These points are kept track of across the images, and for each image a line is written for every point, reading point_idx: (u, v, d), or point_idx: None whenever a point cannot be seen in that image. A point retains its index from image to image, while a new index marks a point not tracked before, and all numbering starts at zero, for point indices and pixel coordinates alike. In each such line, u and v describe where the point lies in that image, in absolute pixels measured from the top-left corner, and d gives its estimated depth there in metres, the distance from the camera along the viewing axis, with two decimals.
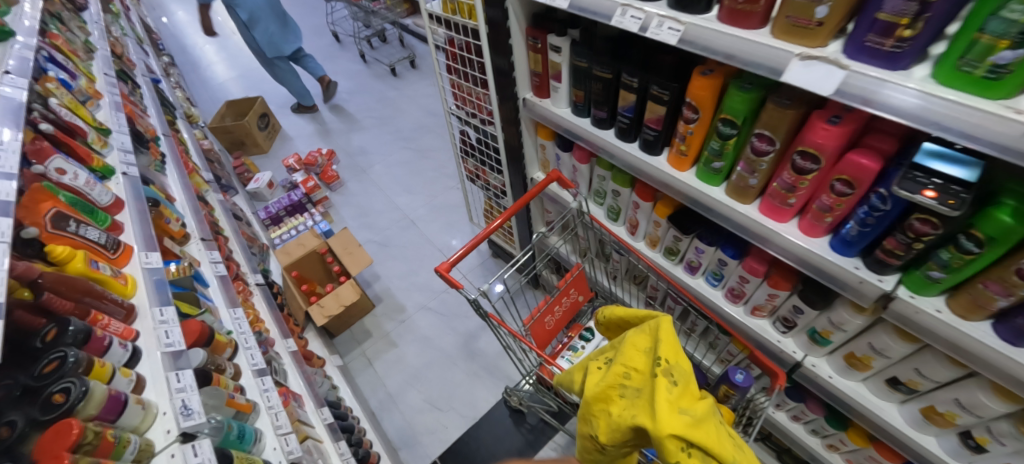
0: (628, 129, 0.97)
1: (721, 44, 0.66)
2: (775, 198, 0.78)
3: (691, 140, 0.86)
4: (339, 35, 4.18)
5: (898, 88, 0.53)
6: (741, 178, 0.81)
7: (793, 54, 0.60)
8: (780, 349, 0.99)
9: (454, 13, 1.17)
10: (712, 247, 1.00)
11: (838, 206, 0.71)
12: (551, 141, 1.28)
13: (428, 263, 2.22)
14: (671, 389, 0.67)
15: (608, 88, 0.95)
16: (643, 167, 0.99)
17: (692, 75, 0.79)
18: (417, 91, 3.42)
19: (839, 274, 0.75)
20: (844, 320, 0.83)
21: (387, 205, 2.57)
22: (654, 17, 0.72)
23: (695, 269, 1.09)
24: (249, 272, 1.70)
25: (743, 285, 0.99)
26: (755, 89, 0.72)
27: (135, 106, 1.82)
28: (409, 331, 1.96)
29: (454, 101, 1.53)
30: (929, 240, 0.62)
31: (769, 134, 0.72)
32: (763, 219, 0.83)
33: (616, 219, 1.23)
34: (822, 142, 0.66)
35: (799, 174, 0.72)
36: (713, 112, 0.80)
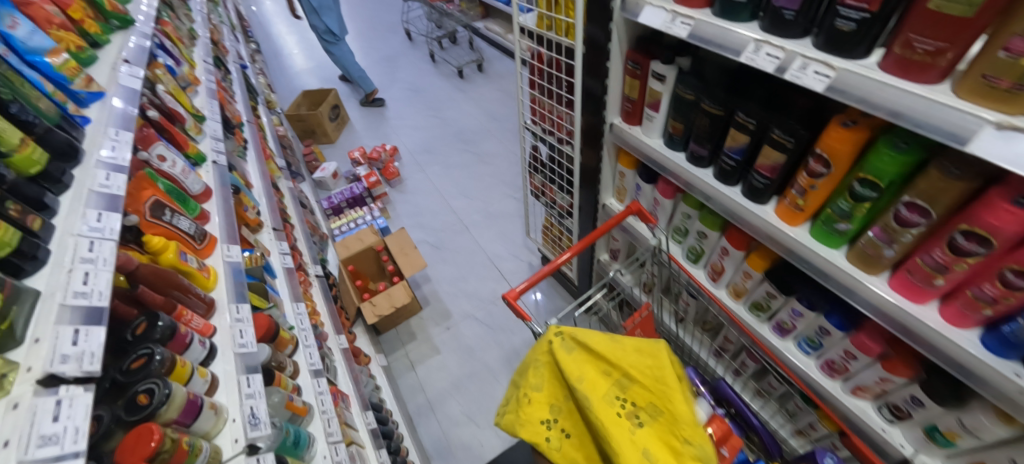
0: (733, 171, 0.88)
1: (884, 98, 0.57)
2: (916, 276, 0.68)
3: (813, 196, 0.76)
4: (412, 34, 4.28)
5: None
6: (873, 247, 0.71)
7: (987, 120, 0.50)
8: (884, 439, 0.87)
9: (548, 29, 1.12)
10: (812, 312, 0.90)
11: (1006, 300, 0.59)
12: (632, 170, 1.21)
13: (479, 271, 2.20)
14: (636, 432, 0.69)
15: (715, 125, 0.87)
16: (744, 214, 0.90)
17: (828, 125, 0.70)
18: (483, 95, 3.43)
19: (992, 378, 0.63)
20: (981, 425, 0.70)
21: (444, 207, 2.57)
22: (797, 58, 0.64)
23: (786, 332, 0.98)
24: (310, 262, 1.71)
25: (846, 361, 0.88)
26: (912, 150, 0.62)
27: (225, 92, 1.91)
28: (455, 339, 1.94)
29: (531, 116, 1.48)
30: None
31: (924, 205, 0.62)
32: (895, 297, 0.72)
33: (696, 261, 1.14)
34: (997, 225, 0.55)
35: (956, 255, 0.61)
36: (848, 169, 0.70)
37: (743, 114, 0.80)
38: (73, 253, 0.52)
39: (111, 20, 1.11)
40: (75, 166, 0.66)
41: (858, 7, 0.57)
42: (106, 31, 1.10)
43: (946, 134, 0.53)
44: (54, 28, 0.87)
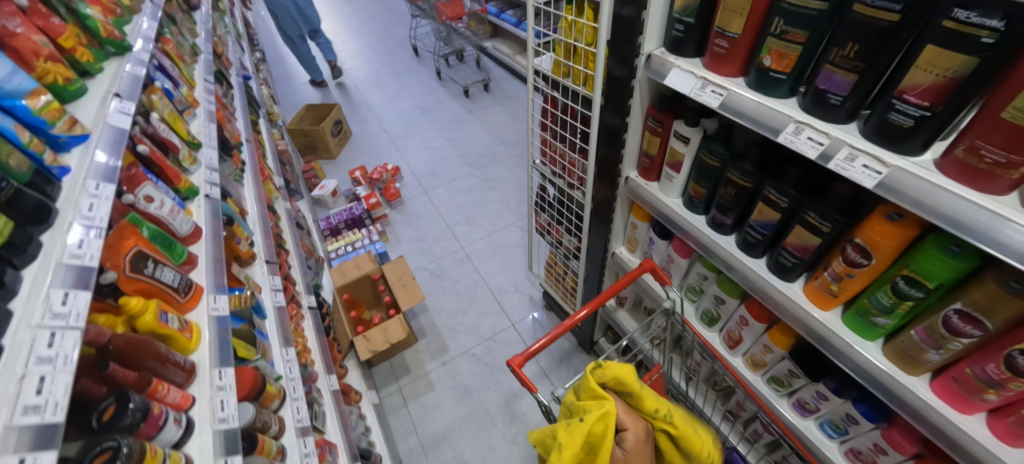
0: (759, 244, 0.83)
1: (945, 206, 0.51)
2: (965, 386, 0.62)
3: (849, 284, 0.71)
4: (419, 49, 4.26)
5: None
6: (917, 348, 0.66)
7: None
8: None
9: (565, 76, 1.05)
10: (840, 398, 0.84)
11: None
12: (646, 223, 1.16)
13: (479, 304, 2.13)
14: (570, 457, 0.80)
15: (743, 195, 0.82)
16: (768, 290, 0.84)
17: (871, 215, 0.64)
18: (489, 117, 3.39)
19: None
20: None
21: (445, 233, 2.51)
22: (843, 147, 0.59)
23: (808, 412, 0.92)
24: (303, 291, 1.62)
25: (875, 454, 0.82)
26: (968, 255, 0.56)
27: (226, 110, 1.85)
28: (450, 376, 1.87)
29: (541, 156, 1.42)
30: None
31: (978, 316, 0.57)
32: (940, 405, 0.66)
33: (711, 325, 1.08)
34: None
35: (1013, 372, 0.56)
36: (892, 262, 0.65)
37: (775, 190, 0.75)
38: (28, 353, 0.47)
39: (105, 46, 1.06)
40: (46, 229, 0.60)
41: (918, 103, 0.52)
42: (99, 58, 1.04)
43: (1021, 257, 0.46)
44: (42, 60, 0.82)
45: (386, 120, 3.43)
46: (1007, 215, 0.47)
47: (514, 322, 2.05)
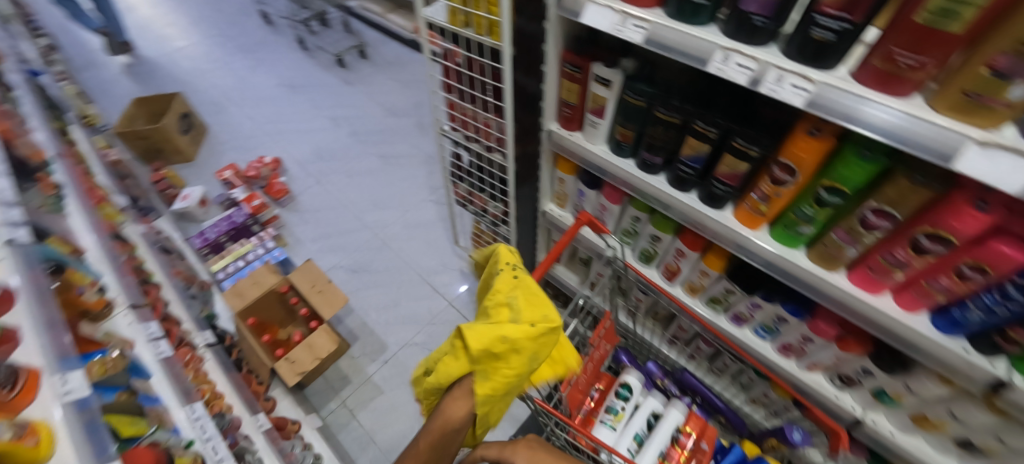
0: (690, 179, 0.85)
1: (832, 98, 0.56)
2: (876, 271, 0.71)
3: (777, 202, 0.76)
4: (269, 17, 3.67)
5: (878, 106, 0.54)
6: (836, 247, 0.73)
7: (970, 137, 0.49)
8: (838, 405, 0.95)
9: (465, 26, 0.96)
10: (771, 303, 0.92)
11: (959, 290, 0.63)
12: (573, 176, 1.15)
13: (410, 291, 2.05)
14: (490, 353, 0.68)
15: (672, 133, 0.82)
16: (703, 220, 0.88)
17: (793, 133, 0.68)
18: (374, 87, 3.09)
19: (943, 355, 0.69)
20: (926, 389, 0.79)
21: (354, 224, 2.32)
22: (772, 69, 0.60)
23: (743, 321, 1.02)
24: (194, 330, 1.38)
25: (803, 344, 0.93)
26: (878, 158, 0.61)
27: (16, 119, 1.39)
28: (397, 372, 1.80)
29: (448, 121, 1.32)
30: (930, 259, 0.64)
31: (890, 210, 0.64)
32: (856, 289, 0.75)
33: (649, 262, 1.13)
34: (959, 227, 0.57)
35: (919, 253, 0.64)
36: (814, 175, 0.69)
37: (703, 122, 0.76)
38: None
39: None
40: None
41: (840, 16, 0.53)
42: None
43: (876, 131, 0.55)
44: None
45: (251, 106, 2.97)
46: (865, 95, 0.55)
47: (450, 301, 2.02)
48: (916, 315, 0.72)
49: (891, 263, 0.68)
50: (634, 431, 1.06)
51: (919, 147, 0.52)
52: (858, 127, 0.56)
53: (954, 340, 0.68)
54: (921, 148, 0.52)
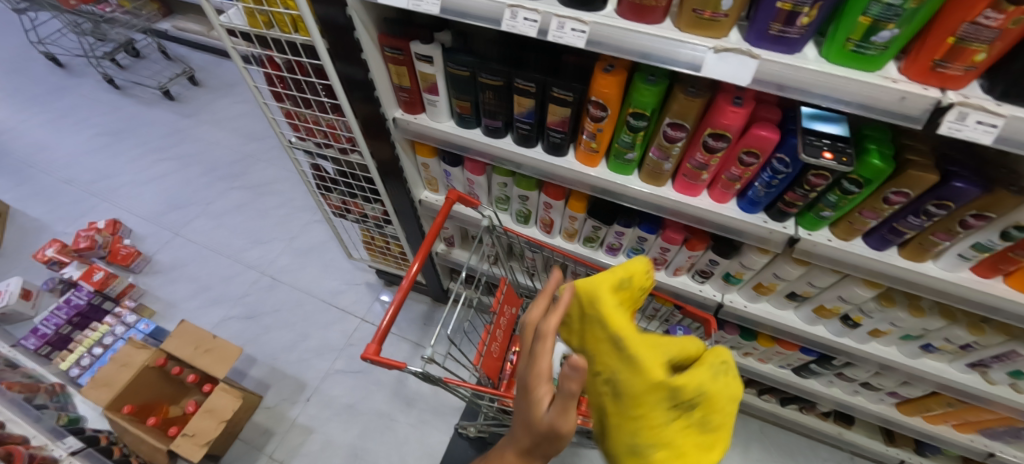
0: (529, 134, 0.91)
1: (635, 41, 0.62)
2: (688, 176, 0.83)
3: (602, 137, 0.84)
4: (59, 57, 3.07)
5: (687, 46, 0.60)
6: (655, 164, 0.83)
7: (707, 48, 0.59)
8: (703, 296, 1.11)
9: (269, 27, 0.90)
10: (630, 228, 1.04)
11: (746, 174, 0.77)
12: (434, 158, 1.17)
13: (315, 319, 1.93)
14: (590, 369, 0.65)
15: (500, 95, 0.86)
16: (550, 169, 0.95)
17: (593, 73, 0.75)
18: (218, 115, 2.76)
19: (751, 230, 0.84)
20: (753, 261, 0.95)
21: (234, 267, 2.10)
22: (553, 19, 0.65)
23: (616, 250, 1.13)
24: (50, 444, 1.21)
25: (663, 254, 1.06)
26: (661, 80, 0.71)
27: None
28: (324, 405, 1.72)
29: (294, 133, 1.25)
30: (721, 153, 0.76)
31: (681, 122, 0.74)
32: (681, 196, 0.87)
33: (526, 221, 1.20)
34: (728, 123, 0.69)
35: (711, 153, 0.76)
36: (620, 107, 0.78)
37: (521, 80, 0.81)
38: None
39: None
40: None
41: None
42: None
43: (677, 63, 0.61)
44: None
45: (65, 168, 2.50)
46: (647, 31, 0.61)
47: (363, 317, 1.94)
48: (727, 204, 0.86)
49: (697, 166, 0.80)
50: None
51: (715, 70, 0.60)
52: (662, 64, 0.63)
53: (754, 216, 0.83)
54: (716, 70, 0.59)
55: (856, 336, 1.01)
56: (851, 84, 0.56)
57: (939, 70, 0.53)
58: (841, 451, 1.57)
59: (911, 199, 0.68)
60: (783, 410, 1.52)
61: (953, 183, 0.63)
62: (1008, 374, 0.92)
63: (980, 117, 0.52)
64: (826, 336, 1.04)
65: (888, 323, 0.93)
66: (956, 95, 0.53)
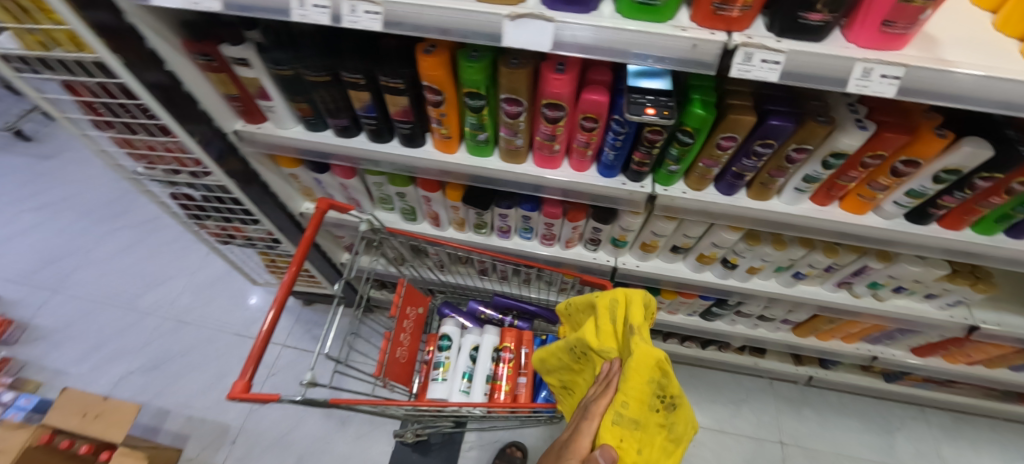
0: (379, 128, 0.85)
1: (430, 17, 0.58)
2: (543, 150, 0.81)
3: (449, 122, 0.80)
4: None
5: (481, 16, 0.56)
6: (508, 142, 0.81)
7: (503, 15, 0.56)
8: (598, 263, 1.12)
9: (47, 48, 0.77)
10: (512, 209, 1.01)
11: (593, 140, 0.76)
12: (301, 168, 1.07)
13: (230, 356, 1.79)
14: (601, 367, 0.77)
15: (333, 91, 0.80)
16: (412, 162, 0.90)
17: (416, 56, 0.70)
18: (85, 151, 2.46)
19: (614, 193, 0.84)
20: (630, 222, 0.96)
21: (128, 317, 1.90)
22: (343, 2, 0.59)
23: (508, 232, 1.10)
24: None
25: (550, 229, 1.05)
26: (484, 55, 0.68)
27: None
28: (254, 443, 1.61)
29: (136, 163, 1.11)
30: (564, 122, 0.74)
31: (515, 96, 0.71)
32: (543, 170, 0.86)
33: (414, 218, 1.14)
34: (557, 92, 0.67)
35: (553, 124, 0.74)
36: (456, 89, 0.74)
37: (348, 72, 0.74)
38: None
39: None
40: None
41: None
42: None
43: (478, 35, 0.58)
44: None
45: None
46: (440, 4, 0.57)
47: (284, 342, 1.83)
48: (588, 171, 0.85)
49: (546, 138, 0.78)
50: (459, 370, 1.09)
51: (516, 39, 0.57)
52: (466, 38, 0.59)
53: (614, 179, 0.83)
54: (516, 39, 0.57)
55: (739, 275, 1.06)
56: (647, 38, 0.55)
57: (721, 14, 0.52)
58: (762, 378, 1.67)
59: (740, 143, 0.70)
60: (705, 353, 1.59)
61: (770, 121, 0.65)
62: (867, 286, 1.00)
63: (763, 56, 0.52)
64: (714, 281, 1.09)
65: (760, 259, 0.98)
66: (740, 36, 0.53)
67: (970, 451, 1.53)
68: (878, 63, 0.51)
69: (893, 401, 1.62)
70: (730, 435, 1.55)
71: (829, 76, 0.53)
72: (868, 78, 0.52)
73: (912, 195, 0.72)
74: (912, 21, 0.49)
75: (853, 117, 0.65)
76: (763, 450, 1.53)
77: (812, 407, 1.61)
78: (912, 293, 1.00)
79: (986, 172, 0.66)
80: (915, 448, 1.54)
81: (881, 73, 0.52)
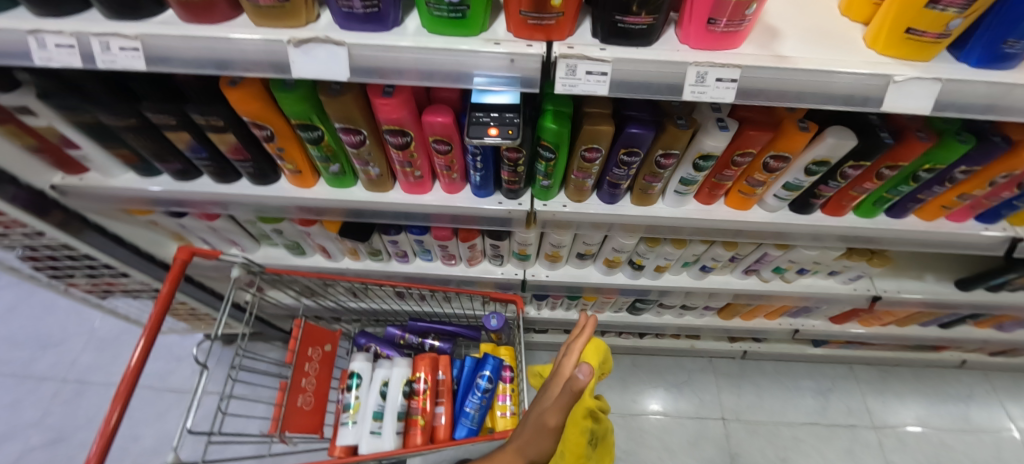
0: (217, 168, 0.74)
1: (202, 48, 0.49)
2: (404, 176, 0.72)
3: (293, 156, 0.70)
4: None
5: (260, 43, 0.48)
6: (364, 172, 0.72)
7: (286, 41, 0.47)
8: (506, 277, 1.05)
9: None
10: (401, 234, 0.93)
11: (453, 163, 0.68)
12: (156, 214, 0.93)
13: (144, 412, 1.50)
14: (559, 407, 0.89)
15: (146, 134, 0.68)
16: (267, 201, 0.80)
17: (223, 89, 0.60)
18: None
19: (493, 213, 0.77)
20: (524, 237, 0.90)
21: (21, 387, 1.53)
22: (92, 38, 0.49)
23: (406, 256, 1.01)
24: None
25: (447, 250, 0.97)
26: (302, 83, 0.58)
27: None
28: None
29: None
30: (415, 147, 0.66)
31: (352, 126, 0.62)
32: (412, 196, 0.77)
33: (302, 251, 1.03)
34: (393, 117, 0.59)
35: (403, 150, 0.66)
36: (285, 121, 0.64)
37: (152, 112, 0.63)
38: None
39: None
40: None
41: None
42: None
43: (264, 65, 0.49)
44: None
45: None
46: (214, 33, 0.48)
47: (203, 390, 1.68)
48: (462, 193, 0.77)
49: (403, 165, 0.69)
50: (369, 411, 0.99)
51: (308, 67, 0.48)
52: (251, 71, 0.51)
53: (488, 199, 0.76)
54: (308, 67, 0.48)
55: (649, 274, 1.02)
56: (457, 56, 0.47)
57: (534, 23, 0.46)
58: (701, 357, 1.68)
59: (605, 153, 0.64)
60: (643, 342, 1.57)
61: (629, 129, 0.60)
62: (773, 271, 0.99)
63: (587, 67, 0.46)
64: (626, 281, 1.05)
65: (664, 258, 0.94)
66: (560, 47, 0.47)
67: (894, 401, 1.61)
68: (711, 67, 0.46)
69: (823, 362, 1.68)
70: (675, 419, 1.55)
71: (661, 84, 0.47)
72: (703, 83, 0.46)
73: (789, 188, 0.70)
74: (733, 18, 0.43)
75: (714, 116, 0.61)
76: (707, 430, 1.53)
77: (750, 381, 1.63)
78: (817, 273, 1.00)
79: (852, 160, 0.63)
80: (846, 405, 1.60)
81: (716, 77, 0.46)
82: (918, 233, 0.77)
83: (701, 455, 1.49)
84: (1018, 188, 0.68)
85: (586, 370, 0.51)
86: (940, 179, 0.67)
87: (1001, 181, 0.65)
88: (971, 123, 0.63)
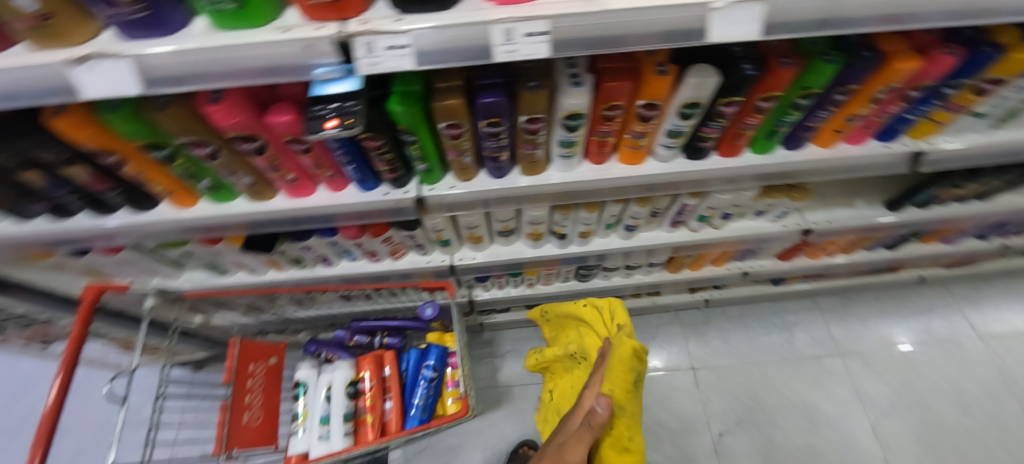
0: (88, 202, 0.71)
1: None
2: (279, 180, 0.69)
3: (157, 178, 0.67)
4: None
5: (44, 66, 0.44)
6: (236, 182, 0.69)
7: (62, 60, 0.44)
8: (433, 265, 1.02)
9: None
10: (312, 239, 0.90)
11: (320, 160, 0.65)
12: (57, 257, 0.89)
13: None
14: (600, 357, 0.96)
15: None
16: (155, 228, 0.76)
17: (50, 121, 0.56)
18: None
19: (381, 205, 0.74)
20: (434, 223, 0.88)
21: None
22: None
23: (329, 260, 0.99)
24: None
25: (365, 247, 0.94)
26: (128, 102, 0.55)
27: None
28: None
29: None
30: (273, 150, 0.63)
31: (198, 138, 0.59)
32: (296, 200, 0.74)
33: (224, 270, 1.01)
34: (232, 125, 0.56)
35: (262, 154, 0.63)
36: (130, 144, 0.61)
37: None
38: None
39: None
40: None
41: None
42: None
43: (58, 91, 0.45)
44: None
45: None
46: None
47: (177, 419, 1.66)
48: (348, 189, 0.75)
49: (269, 169, 0.66)
50: (317, 416, 0.99)
51: (98, 86, 0.45)
52: (48, 98, 0.47)
53: (373, 193, 0.73)
54: (98, 86, 0.45)
55: (576, 241, 1.01)
56: (252, 51, 0.44)
57: (319, 3, 0.42)
58: (667, 312, 1.69)
59: (469, 128, 0.62)
60: None
61: (481, 99, 0.57)
62: (697, 220, 0.98)
63: (385, 41, 0.43)
64: (556, 252, 1.04)
65: (583, 224, 0.93)
66: (352, 24, 0.43)
67: (858, 326, 1.64)
68: (516, 22, 0.42)
69: (786, 298, 1.70)
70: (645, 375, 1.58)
71: (471, 49, 0.44)
72: (512, 41, 0.43)
73: (672, 135, 0.67)
74: None
75: (568, 73, 0.58)
76: (678, 381, 1.56)
77: (715, 327, 1.65)
78: (742, 215, 0.99)
79: (723, 97, 0.60)
80: (811, 337, 1.63)
81: (523, 32, 0.43)
82: (818, 162, 0.74)
83: (674, 405, 1.52)
84: (905, 102, 0.65)
85: (603, 403, 0.75)
86: (822, 103, 0.64)
87: (883, 96, 0.63)
88: (843, 39, 0.60)
